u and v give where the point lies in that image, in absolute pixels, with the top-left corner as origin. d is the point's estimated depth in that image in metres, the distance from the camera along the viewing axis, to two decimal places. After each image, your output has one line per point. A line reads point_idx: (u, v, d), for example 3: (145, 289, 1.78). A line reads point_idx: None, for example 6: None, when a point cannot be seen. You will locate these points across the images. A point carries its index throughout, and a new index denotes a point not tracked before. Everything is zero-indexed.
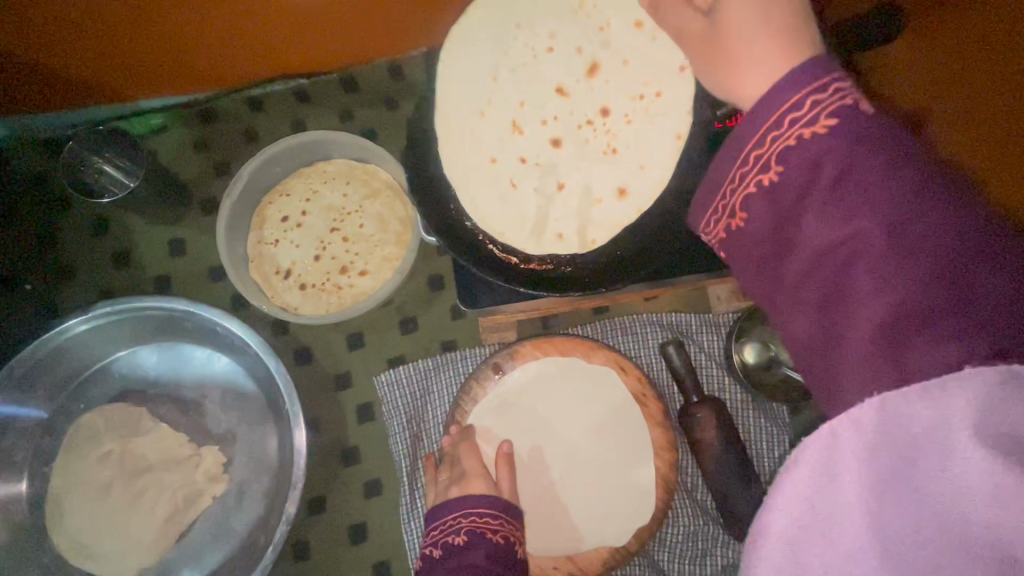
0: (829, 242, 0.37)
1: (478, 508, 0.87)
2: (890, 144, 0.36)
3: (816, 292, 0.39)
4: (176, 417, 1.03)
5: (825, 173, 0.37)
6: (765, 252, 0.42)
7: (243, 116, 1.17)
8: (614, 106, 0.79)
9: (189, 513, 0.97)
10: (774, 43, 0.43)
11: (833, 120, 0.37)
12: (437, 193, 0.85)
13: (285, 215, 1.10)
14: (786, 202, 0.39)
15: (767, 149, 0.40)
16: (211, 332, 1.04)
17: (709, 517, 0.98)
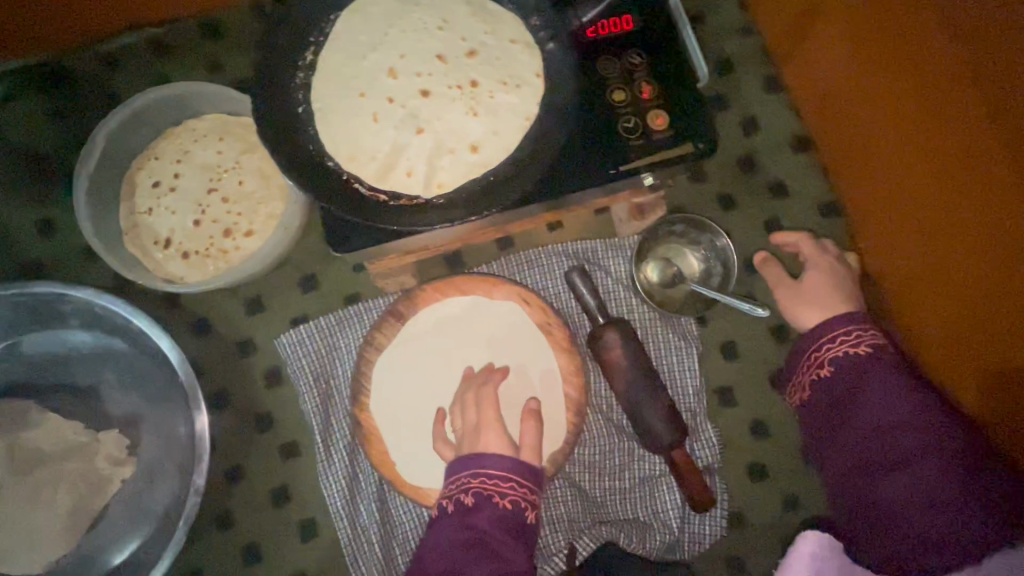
0: (874, 423, 0.79)
1: (495, 469, 0.83)
2: (905, 377, 0.80)
3: (857, 470, 0.81)
4: (71, 406, 0.98)
5: (867, 387, 0.81)
6: (843, 452, 0.83)
7: (95, 77, 1.06)
8: (483, 79, 0.79)
9: (99, 498, 0.94)
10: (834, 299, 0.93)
11: (864, 350, 0.83)
12: (295, 129, 0.78)
13: (157, 180, 1.02)
14: (862, 420, 0.80)
15: (822, 365, 0.85)
16: (93, 315, 0.99)
17: (625, 434, 1.00)
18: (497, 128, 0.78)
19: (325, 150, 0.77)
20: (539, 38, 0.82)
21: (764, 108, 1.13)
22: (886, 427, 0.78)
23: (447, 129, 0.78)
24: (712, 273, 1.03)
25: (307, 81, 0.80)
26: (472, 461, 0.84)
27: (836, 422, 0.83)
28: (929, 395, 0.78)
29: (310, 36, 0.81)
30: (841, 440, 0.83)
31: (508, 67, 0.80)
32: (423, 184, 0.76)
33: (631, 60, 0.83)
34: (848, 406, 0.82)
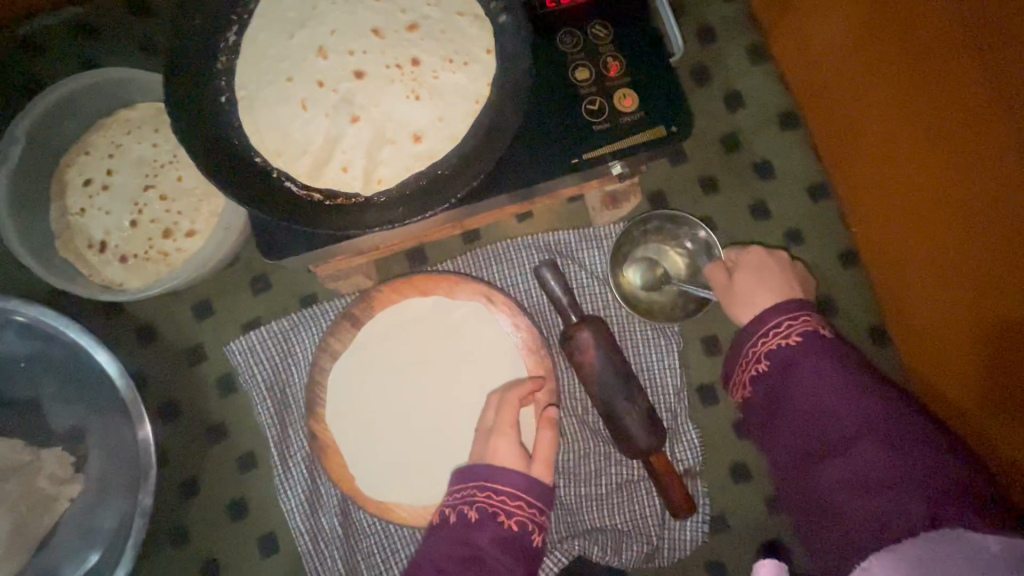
0: (819, 418, 0.67)
1: (508, 485, 0.76)
2: (845, 364, 0.69)
3: (807, 467, 0.68)
4: (9, 422, 0.92)
5: (803, 375, 0.69)
6: (784, 446, 0.71)
7: (20, 64, 0.97)
8: (426, 57, 0.69)
9: (43, 519, 0.89)
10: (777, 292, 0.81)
11: (800, 335, 0.71)
12: (217, 121, 0.69)
13: (88, 178, 0.94)
14: (801, 410, 0.69)
15: (758, 351, 0.74)
16: (25, 325, 0.92)
17: (601, 438, 0.95)
18: (446, 112, 0.69)
19: (250, 145, 0.69)
20: (490, 9, 0.72)
21: (750, 81, 1.04)
22: (835, 413, 0.66)
23: (390, 116, 0.69)
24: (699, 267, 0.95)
25: (230, 65, 0.71)
26: (485, 471, 0.77)
27: (779, 413, 0.71)
28: (872, 383, 0.68)
29: (232, 12, 0.72)
30: (785, 438, 0.71)
31: (454, 43, 0.71)
32: (362, 181, 0.69)
33: (596, 34, 0.75)
34: (791, 400, 0.70)
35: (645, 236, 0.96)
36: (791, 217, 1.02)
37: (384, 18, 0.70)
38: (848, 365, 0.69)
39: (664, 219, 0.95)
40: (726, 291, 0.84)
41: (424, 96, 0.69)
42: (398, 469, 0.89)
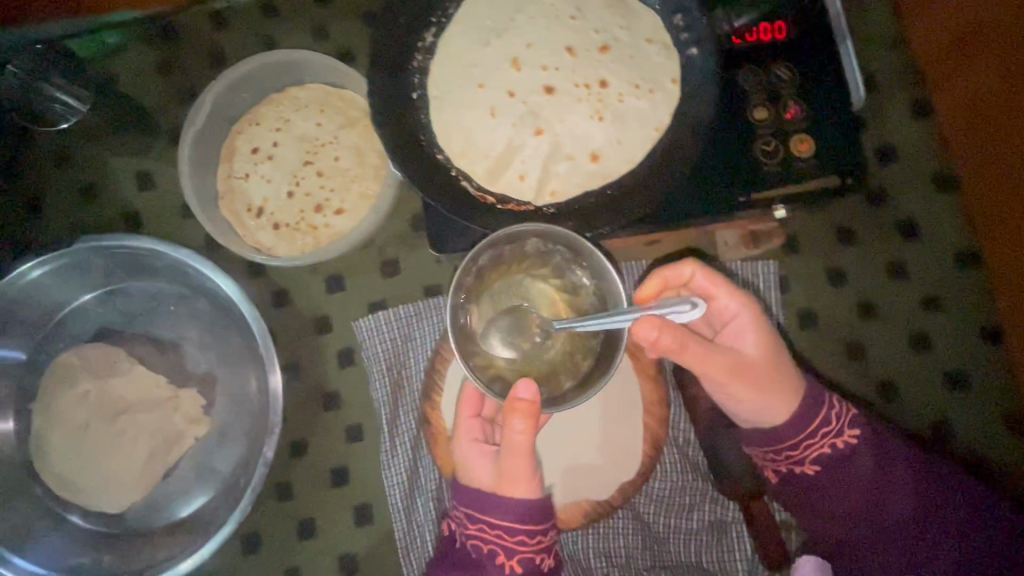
0: (861, 509, 0.79)
1: (496, 519, 0.74)
2: (879, 448, 0.80)
3: (858, 546, 0.80)
4: (154, 359, 1.00)
5: (848, 467, 0.79)
6: (833, 529, 0.82)
7: (207, 34, 1.05)
8: (614, 81, 0.72)
9: (172, 453, 0.97)
10: (777, 385, 0.78)
11: (850, 428, 0.80)
12: (409, 118, 0.74)
13: (256, 147, 1.01)
14: (846, 498, 0.79)
15: (801, 446, 0.79)
16: (181, 273, 1.00)
17: (700, 473, 0.94)
18: (625, 136, 0.72)
19: (436, 144, 0.74)
20: (681, 40, 0.74)
21: (906, 137, 1.00)
22: (874, 502, 0.78)
23: (571, 133, 0.72)
24: (582, 292, 0.71)
25: (425, 66, 0.75)
26: (477, 502, 0.76)
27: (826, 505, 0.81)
28: (897, 461, 0.80)
29: (431, 15, 0.76)
30: (834, 523, 0.81)
31: (642, 70, 0.73)
32: (535, 191, 0.72)
33: (780, 73, 0.74)
34: (835, 494, 0.79)
35: (483, 281, 0.71)
36: (929, 282, 0.98)
37: (580, 38, 0.73)
38: (880, 449, 0.80)
39: (496, 251, 0.70)
40: (743, 376, 0.76)
41: (606, 118, 0.72)
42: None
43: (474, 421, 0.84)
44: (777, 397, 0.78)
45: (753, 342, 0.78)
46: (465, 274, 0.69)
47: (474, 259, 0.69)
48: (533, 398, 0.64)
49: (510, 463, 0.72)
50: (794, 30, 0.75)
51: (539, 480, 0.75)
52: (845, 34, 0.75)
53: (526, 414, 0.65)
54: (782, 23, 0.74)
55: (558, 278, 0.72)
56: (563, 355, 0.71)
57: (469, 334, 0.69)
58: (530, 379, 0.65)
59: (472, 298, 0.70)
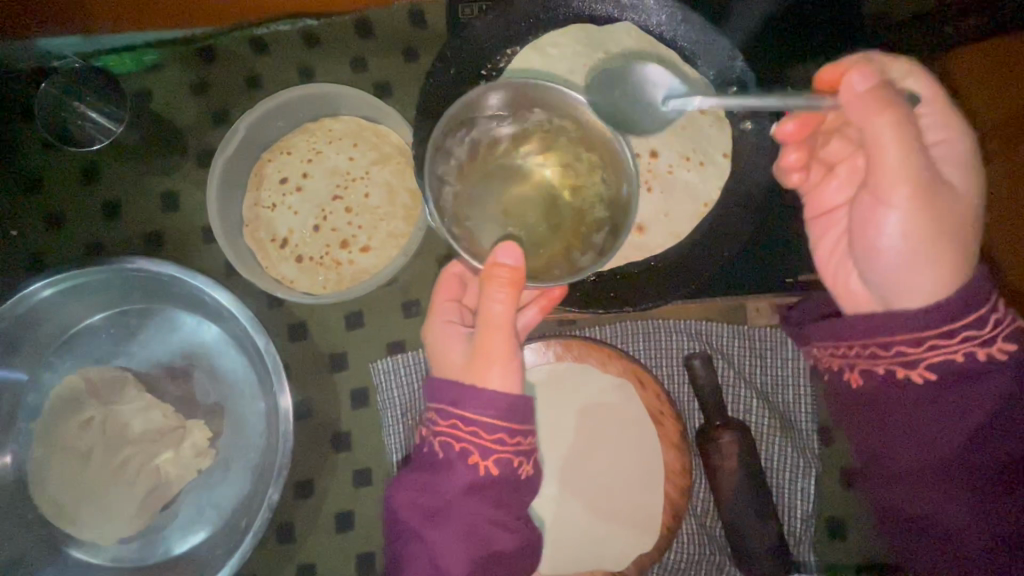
0: (930, 447, 0.62)
1: (475, 413, 0.65)
2: (1014, 395, 0.59)
3: (909, 479, 0.65)
4: (163, 386, 0.97)
5: (967, 400, 0.60)
6: (892, 449, 0.65)
7: (245, 58, 1.04)
8: (664, 151, 0.81)
9: (172, 486, 0.93)
10: (954, 245, 0.58)
11: (1007, 346, 0.58)
12: None
13: (285, 176, 1.00)
14: (932, 421, 0.61)
15: (923, 344, 0.60)
16: (197, 300, 0.97)
17: (717, 546, 0.91)
18: (670, 202, 0.80)
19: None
20: (735, 112, 0.80)
21: None
22: (959, 448, 0.61)
23: None
24: (584, 178, 0.70)
25: None
26: (450, 394, 0.66)
27: (890, 419, 0.64)
28: (1021, 417, 0.60)
29: (482, 68, 0.80)
30: (887, 446, 0.65)
31: (694, 141, 0.80)
32: None
33: None
34: (911, 416, 0.62)
35: (473, 163, 0.70)
36: None
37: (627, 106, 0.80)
38: (1022, 393, 0.59)
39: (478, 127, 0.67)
40: (927, 197, 0.57)
41: (649, 185, 0.79)
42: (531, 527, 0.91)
43: (450, 305, 0.81)
44: (952, 253, 0.58)
45: (956, 179, 0.60)
46: (456, 143, 0.67)
47: (466, 130, 0.67)
48: (517, 265, 0.62)
49: (490, 337, 0.67)
50: None
51: (519, 365, 0.68)
52: None
53: (510, 284, 0.62)
54: None
55: (558, 167, 0.71)
56: (561, 244, 0.68)
57: (457, 213, 0.67)
58: (515, 244, 0.62)
59: (462, 176, 0.69)
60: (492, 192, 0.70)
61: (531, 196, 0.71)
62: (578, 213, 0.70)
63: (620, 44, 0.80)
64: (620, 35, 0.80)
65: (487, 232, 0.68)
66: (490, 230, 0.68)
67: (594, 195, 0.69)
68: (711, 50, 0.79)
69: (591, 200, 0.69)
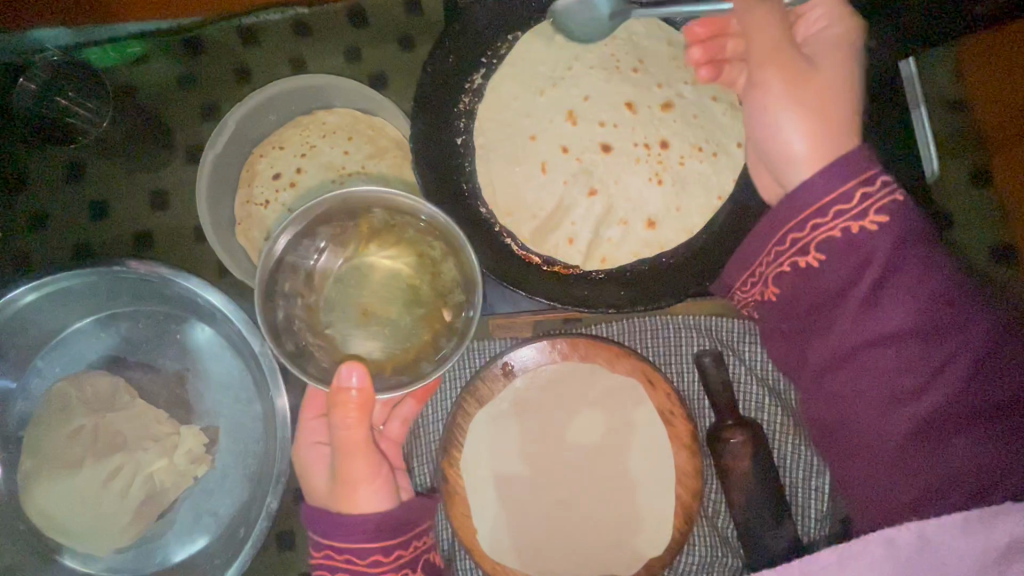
0: (858, 335, 0.57)
1: (348, 541, 0.74)
2: (907, 252, 0.55)
3: (844, 380, 0.59)
4: (156, 391, 0.94)
5: (871, 263, 0.56)
6: (813, 348, 0.61)
7: (235, 49, 1.00)
8: (675, 141, 0.73)
9: (168, 494, 0.90)
10: (830, 108, 0.62)
11: (878, 214, 0.56)
12: (453, 170, 0.76)
13: (277, 172, 0.96)
14: (826, 292, 0.58)
15: (811, 229, 0.58)
16: (189, 302, 0.94)
17: (729, 548, 0.88)
18: (681, 196, 0.74)
19: (473, 194, 0.76)
20: None
21: (964, 203, 0.94)
22: (882, 330, 0.56)
23: (626, 193, 0.74)
24: (439, 266, 0.71)
25: (471, 107, 0.77)
26: (323, 524, 0.76)
27: (809, 317, 0.60)
28: (926, 269, 0.55)
29: (481, 55, 0.77)
30: (816, 342, 0.60)
31: (706, 130, 0.74)
32: (583, 254, 0.75)
33: None
34: (834, 303, 0.58)
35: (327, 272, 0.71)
36: None
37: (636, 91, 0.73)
38: (899, 259, 0.55)
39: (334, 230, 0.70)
40: (785, 61, 0.63)
41: (660, 178, 0.74)
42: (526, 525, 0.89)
43: (317, 422, 0.88)
44: (823, 114, 0.62)
45: (829, 60, 0.65)
46: (302, 255, 0.68)
47: (313, 242, 0.69)
48: (362, 387, 0.67)
49: (351, 460, 0.76)
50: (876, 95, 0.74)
51: (384, 480, 0.78)
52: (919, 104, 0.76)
53: (359, 404, 0.68)
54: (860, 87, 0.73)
55: (413, 256, 0.72)
56: (425, 332, 0.71)
57: (315, 321, 0.70)
58: (359, 363, 0.67)
59: (314, 285, 0.71)
60: (350, 291, 0.72)
61: (395, 291, 0.72)
62: (438, 297, 0.72)
63: (627, 28, 0.76)
64: (627, 18, 0.76)
65: (351, 334, 0.71)
66: (354, 334, 0.71)
67: (451, 281, 0.71)
68: None
69: (449, 287, 0.71)
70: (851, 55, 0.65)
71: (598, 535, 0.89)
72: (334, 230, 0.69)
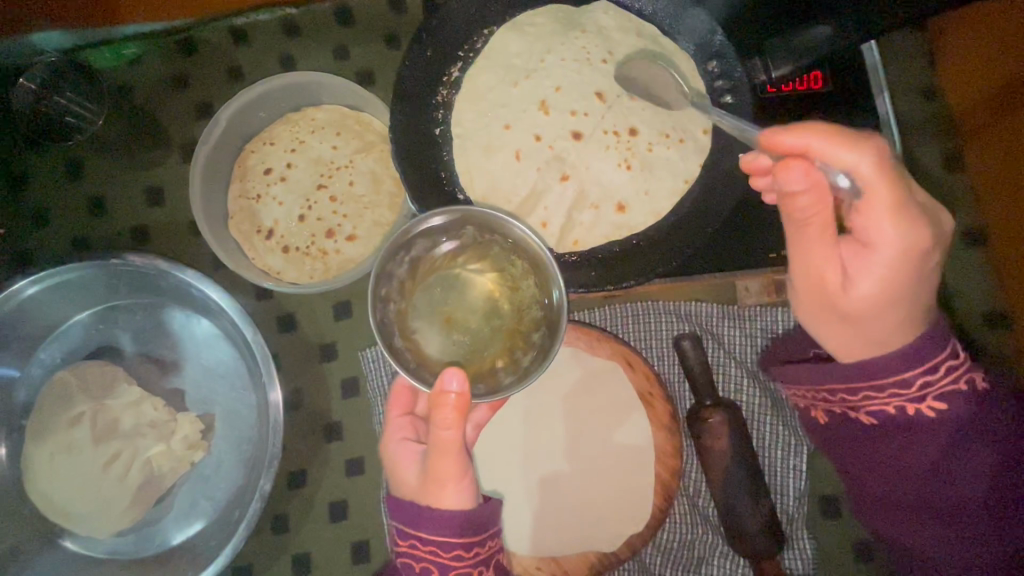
0: (900, 461, 0.67)
1: (433, 535, 0.71)
2: (970, 430, 0.63)
3: (896, 506, 0.69)
4: (153, 380, 0.97)
5: (924, 436, 0.64)
6: (867, 475, 0.71)
7: (226, 49, 1.03)
8: (644, 129, 0.78)
9: (166, 478, 0.93)
10: (844, 328, 0.64)
11: (936, 399, 0.63)
12: (432, 160, 0.79)
13: (268, 167, 0.99)
14: (880, 459, 0.68)
15: (862, 398, 0.66)
16: (185, 293, 0.97)
17: (710, 526, 0.91)
18: (653, 179, 0.78)
19: (452, 183, 0.79)
20: (715, 87, 0.78)
21: (938, 188, 0.96)
22: (934, 475, 0.65)
23: (598, 179, 0.78)
24: (520, 282, 0.74)
25: (450, 100, 0.80)
26: (409, 516, 0.73)
27: (863, 450, 0.70)
28: (980, 447, 0.63)
29: (459, 49, 0.80)
30: (863, 465, 0.70)
31: (672, 118, 0.78)
32: (559, 239, 0.78)
33: (816, 125, 0.77)
34: (881, 446, 0.67)
35: (417, 275, 0.74)
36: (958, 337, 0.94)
37: (605, 83, 0.78)
38: (957, 431, 0.63)
39: (432, 242, 0.73)
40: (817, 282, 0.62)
41: (629, 162, 0.77)
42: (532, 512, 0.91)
43: (404, 419, 0.83)
44: (832, 335, 0.66)
45: (889, 229, 0.56)
46: (396, 264, 0.71)
47: (407, 251, 0.72)
48: (462, 392, 0.64)
49: (441, 463, 0.70)
50: (829, 81, 0.78)
51: (471, 480, 0.72)
52: (881, 86, 0.78)
53: (456, 409, 0.65)
54: (816, 74, 0.77)
55: (495, 270, 0.75)
56: (502, 345, 0.73)
57: (402, 324, 0.72)
58: (459, 369, 0.64)
59: (405, 293, 0.73)
60: (434, 300, 0.74)
61: (475, 302, 0.75)
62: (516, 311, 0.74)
63: (598, 22, 0.79)
64: (597, 14, 0.79)
65: (433, 340, 0.72)
66: (435, 340, 0.72)
67: (530, 296, 0.74)
68: (693, 26, 0.79)
69: (528, 303, 0.74)
70: (915, 223, 0.56)
71: (594, 516, 0.90)
72: (429, 243, 0.72)
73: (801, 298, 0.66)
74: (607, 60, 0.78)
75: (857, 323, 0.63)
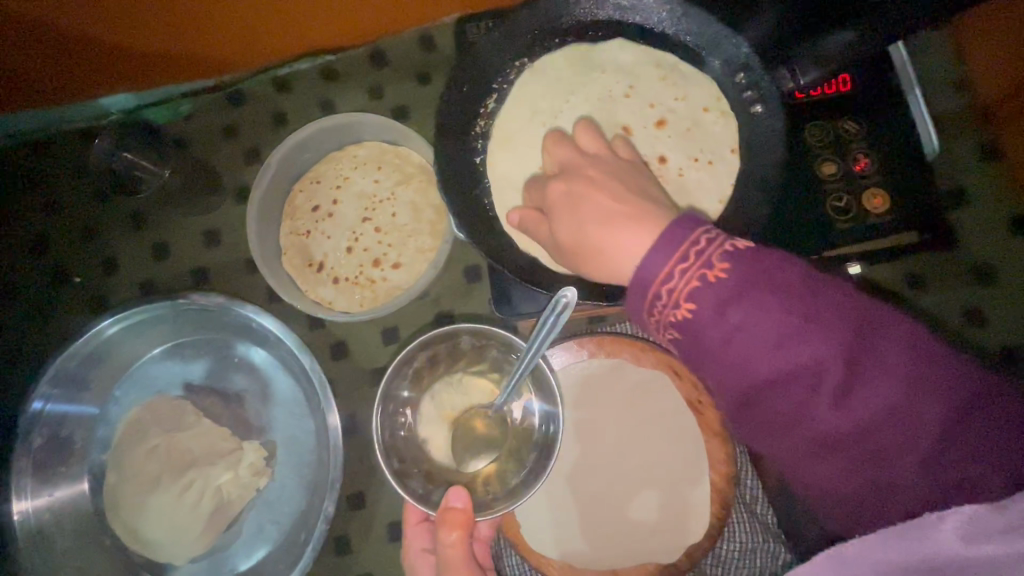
0: (764, 373, 0.51)
1: None
2: (745, 274, 0.51)
3: (756, 418, 0.55)
4: (218, 411, 1.02)
5: (721, 310, 0.51)
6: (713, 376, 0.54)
7: (270, 98, 1.10)
8: (671, 156, 0.84)
9: (234, 505, 0.98)
10: (636, 233, 0.57)
11: (710, 279, 0.51)
12: (472, 190, 0.84)
13: (316, 204, 1.05)
14: (697, 336, 0.52)
15: (668, 293, 0.52)
16: (244, 326, 1.02)
17: (770, 533, 0.89)
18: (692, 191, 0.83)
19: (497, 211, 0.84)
20: (744, 99, 0.81)
21: (973, 176, 0.96)
22: (820, 397, 0.50)
23: None
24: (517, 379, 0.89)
25: (487, 130, 0.86)
26: None
27: (714, 367, 0.54)
28: (775, 300, 0.51)
29: (492, 82, 0.85)
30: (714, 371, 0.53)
31: (700, 142, 0.84)
32: None
33: (849, 128, 0.81)
34: (711, 326, 0.52)
35: (422, 385, 0.91)
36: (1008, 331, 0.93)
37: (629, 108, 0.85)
38: (753, 286, 0.51)
39: (431, 355, 0.90)
40: (588, 261, 0.61)
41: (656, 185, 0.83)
42: (581, 558, 0.90)
43: (420, 527, 0.90)
44: (636, 242, 0.57)
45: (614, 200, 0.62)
46: (402, 377, 0.88)
47: (411, 363, 0.88)
48: (465, 506, 0.75)
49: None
50: (857, 82, 0.81)
51: None
52: (913, 84, 0.81)
53: (462, 524, 0.74)
54: (845, 77, 0.81)
55: (494, 370, 0.90)
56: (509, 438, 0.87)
57: (410, 435, 0.88)
58: (462, 489, 0.75)
59: (412, 402, 0.90)
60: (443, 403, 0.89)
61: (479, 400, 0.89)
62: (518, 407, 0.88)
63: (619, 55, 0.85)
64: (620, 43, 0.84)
65: (439, 442, 0.88)
66: (443, 441, 0.88)
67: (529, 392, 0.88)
68: (716, 41, 0.81)
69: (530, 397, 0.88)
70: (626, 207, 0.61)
71: (651, 536, 0.91)
72: (428, 357, 0.89)
73: (592, 206, 0.62)
74: (631, 90, 0.85)
75: (646, 228, 0.57)
